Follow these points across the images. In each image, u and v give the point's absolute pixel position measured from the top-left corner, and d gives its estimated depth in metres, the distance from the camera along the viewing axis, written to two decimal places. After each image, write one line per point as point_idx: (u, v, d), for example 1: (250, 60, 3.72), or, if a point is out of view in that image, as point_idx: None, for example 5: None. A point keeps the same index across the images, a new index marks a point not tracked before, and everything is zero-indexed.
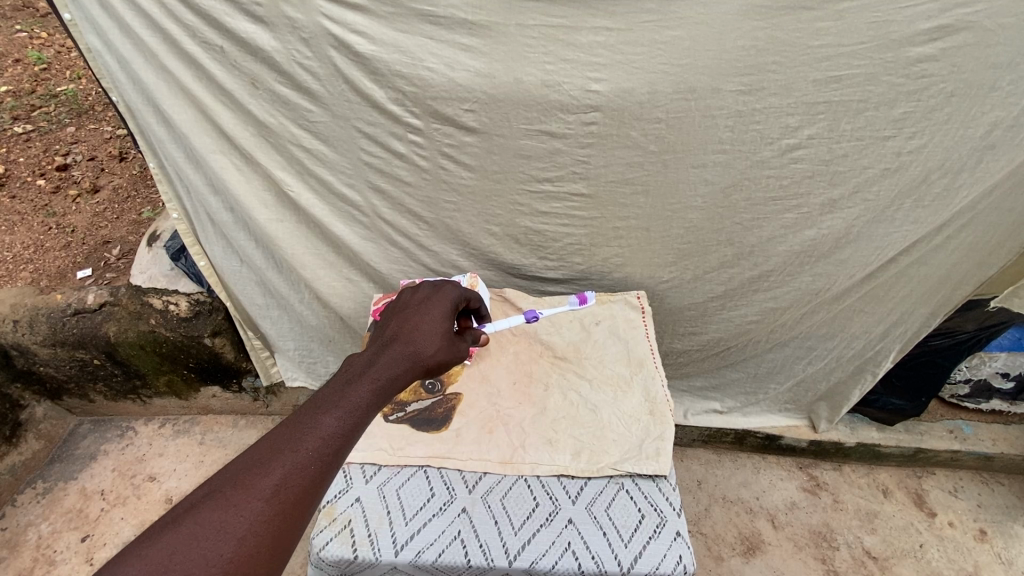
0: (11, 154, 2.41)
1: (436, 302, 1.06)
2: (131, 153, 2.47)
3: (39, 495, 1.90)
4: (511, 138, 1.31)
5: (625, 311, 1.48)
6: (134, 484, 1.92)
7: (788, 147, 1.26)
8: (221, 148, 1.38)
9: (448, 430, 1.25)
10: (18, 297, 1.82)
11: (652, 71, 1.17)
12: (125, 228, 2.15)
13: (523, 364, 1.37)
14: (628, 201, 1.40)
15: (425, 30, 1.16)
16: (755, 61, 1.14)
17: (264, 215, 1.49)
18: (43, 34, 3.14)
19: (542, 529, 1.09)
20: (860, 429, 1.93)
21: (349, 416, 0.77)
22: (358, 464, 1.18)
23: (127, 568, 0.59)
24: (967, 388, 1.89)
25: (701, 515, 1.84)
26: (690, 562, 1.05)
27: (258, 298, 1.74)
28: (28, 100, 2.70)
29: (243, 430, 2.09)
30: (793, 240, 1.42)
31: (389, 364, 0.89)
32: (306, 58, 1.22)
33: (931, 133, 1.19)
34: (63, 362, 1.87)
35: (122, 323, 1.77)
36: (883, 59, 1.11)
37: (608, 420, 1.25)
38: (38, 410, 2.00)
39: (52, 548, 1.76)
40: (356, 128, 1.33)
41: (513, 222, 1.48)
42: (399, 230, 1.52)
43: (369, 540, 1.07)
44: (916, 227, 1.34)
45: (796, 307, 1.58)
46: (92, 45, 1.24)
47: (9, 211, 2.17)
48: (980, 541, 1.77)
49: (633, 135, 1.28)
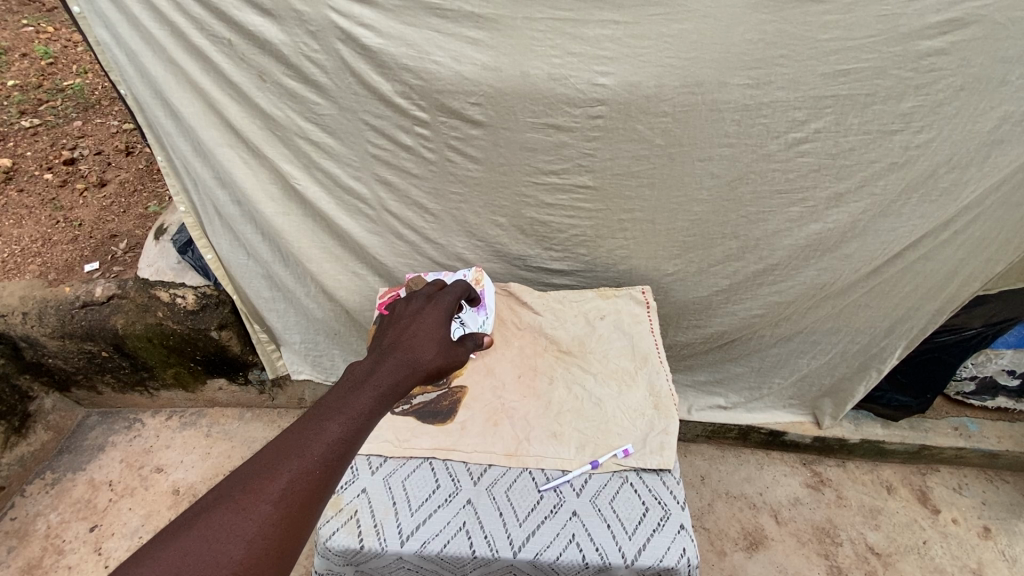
0: (18, 149, 2.42)
1: (430, 312, 1.10)
2: (138, 147, 2.48)
3: (48, 486, 1.92)
4: (517, 131, 1.31)
5: (631, 305, 1.47)
6: (141, 475, 1.94)
7: (794, 141, 1.26)
8: (228, 141, 1.38)
9: (454, 422, 1.25)
10: (27, 289, 1.85)
11: (659, 64, 1.17)
12: (132, 222, 2.14)
13: (528, 358, 1.37)
14: (634, 193, 1.40)
15: (432, 23, 1.17)
16: (763, 54, 1.14)
17: (271, 209, 1.50)
18: (49, 28, 3.13)
19: (547, 520, 1.10)
20: (865, 425, 1.93)
21: (354, 421, 0.79)
22: (365, 456, 1.20)
23: (141, 568, 0.60)
24: (972, 385, 1.89)
25: (704, 510, 1.84)
26: (694, 555, 1.05)
27: (265, 291, 1.74)
28: (35, 95, 2.71)
29: (249, 423, 2.11)
30: (798, 234, 1.42)
31: (391, 369, 0.91)
32: (313, 51, 1.22)
33: (941, 127, 1.18)
34: (71, 354, 1.89)
35: (130, 315, 1.80)
36: (892, 53, 1.11)
37: (612, 414, 1.26)
38: (46, 402, 2.03)
39: (61, 537, 1.78)
40: (363, 121, 1.33)
41: (519, 213, 1.48)
42: (405, 222, 1.53)
43: (375, 530, 1.08)
44: (922, 222, 1.33)
45: (801, 300, 1.57)
46: (101, 38, 1.24)
47: (17, 205, 2.18)
48: (984, 539, 1.77)
49: (639, 129, 1.28)
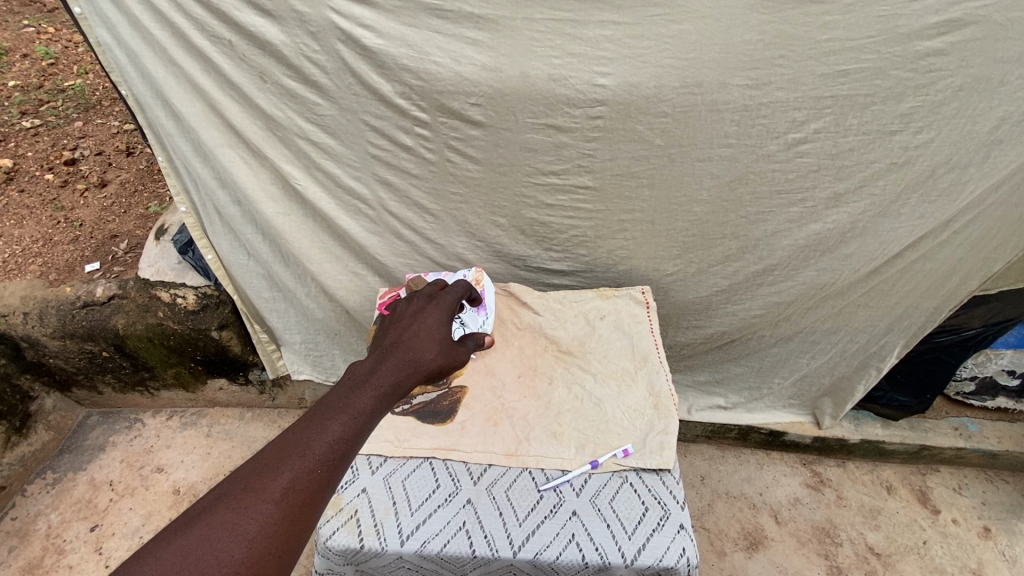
0: (20, 149, 2.42)
1: (431, 312, 1.10)
2: (139, 148, 2.49)
3: (49, 485, 1.92)
4: (517, 132, 1.31)
5: (631, 305, 1.47)
6: (142, 475, 1.94)
7: (793, 141, 1.26)
8: (229, 141, 1.38)
9: (454, 422, 1.25)
10: (28, 289, 1.85)
11: (659, 65, 1.17)
12: (133, 222, 2.14)
13: (528, 358, 1.37)
14: (634, 194, 1.40)
15: (432, 23, 1.17)
16: (763, 55, 1.14)
17: (271, 209, 1.50)
18: (51, 29, 3.14)
19: (547, 520, 1.10)
20: (865, 425, 1.93)
21: (355, 420, 0.79)
22: (365, 456, 1.20)
23: (143, 568, 0.60)
24: (972, 386, 1.90)
25: (704, 511, 1.84)
26: (694, 555, 1.05)
27: (266, 291, 1.75)
28: (36, 95, 2.71)
29: (249, 423, 2.11)
30: (798, 234, 1.42)
31: (392, 369, 0.92)
32: (314, 51, 1.23)
33: (940, 127, 1.18)
34: (72, 354, 1.90)
35: (131, 315, 1.80)
36: (891, 54, 1.11)
37: (612, 414, 1.26)
38: (47, 402, 2.03)
39: (62, 537, 1.78)
40: (363, 121, 1.33)
41: (519, 213, 1.48)
42: (405, 222, 1.53)
43: (375, 529, 1.08)
44: (922, 222, 1.34)
45: (801, 301, 1.57)
46: (102, 38, 1.25)
47: (18, 205, 2.18)
48: (984, 539, 1.77)
49: (639, 129, 1.28)
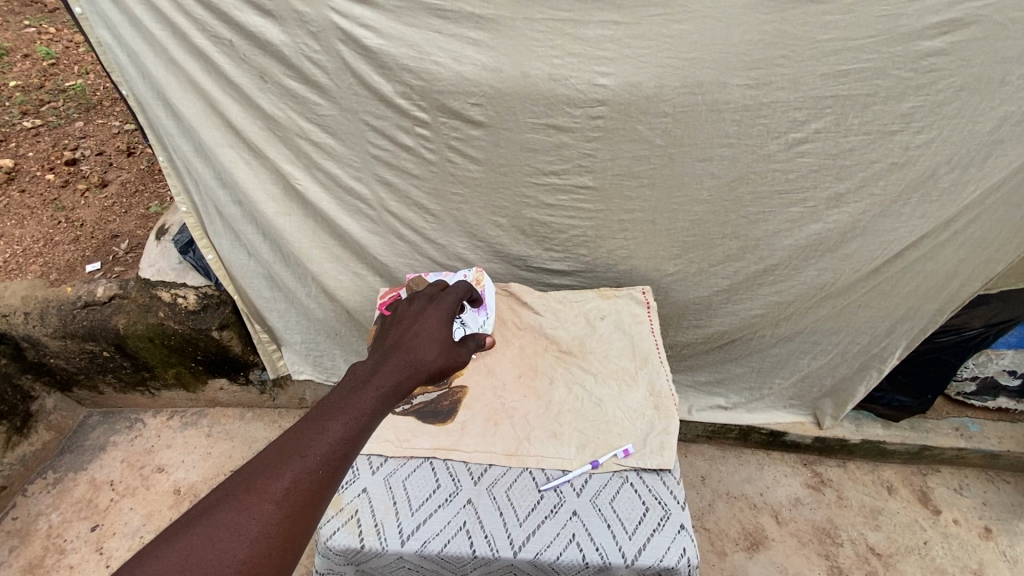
0: (21, 149, 2.43)
1: (432, 313, 1.10)
2: (140, 148, 2.49)
3: (49, 485, 1.92)
4: (517, 131, 1.31)
5: (631, 305, 1.47)
6: (143, 474, 1.94)
7: (794, 141, 1.26)
8: (229, 141, 1.38)
9: (454, 422, 1.25)
10: (29, 289, 1.85)
11: (659, 65, 1.17)
12: (134, 222, 2.14)
13: (528, 359, 1.37)
14: (635, 193, 1.40)
15: (433, 23, 1.17)
16: (763, 54, 1.14)
17: (271, 209, 1.50)
18: (52, 29, 3.14)
19: (547, 520, 1.10)
20: (865, 425, 1.93)
21: (356, 421, 0.79)
22: (365, 456, 1.20)
23: (145, 567, 0.60)
24: (973, 386, 1.89)
25: (704, 511, 1.84)
26: (694, 555, 1.05)
27: (266, 292, 1.75)
28: (38, 95, 2.72)
29: (250, 423, 2.11)
30: (798, 234, 1.42)
31: (393, 369, 0.92)
32: (314, 51, 1.23)
33: (941, 127, 1.18)
34: (73, 354, 1.90)
35: (132, 315, 1.81)
36: (892, 53, 1.11)
37: (612, 414, 1.26)
38: (47, 402, 2.03)
39: (63, 536, 1.79)
40: (364, 121, 1.33)
41: (519, 213, 1.48)
42: (405, 222, 1.53)
43: (376, 529, 1.08)
44: (923, 222, 1.34)
45: (802, 300, 1.57)
46: (103, 38, 1.25)
47: (19, 205, 2.19)
48: (985, 539, 1.77)
49: (639, 129, 1.28)
